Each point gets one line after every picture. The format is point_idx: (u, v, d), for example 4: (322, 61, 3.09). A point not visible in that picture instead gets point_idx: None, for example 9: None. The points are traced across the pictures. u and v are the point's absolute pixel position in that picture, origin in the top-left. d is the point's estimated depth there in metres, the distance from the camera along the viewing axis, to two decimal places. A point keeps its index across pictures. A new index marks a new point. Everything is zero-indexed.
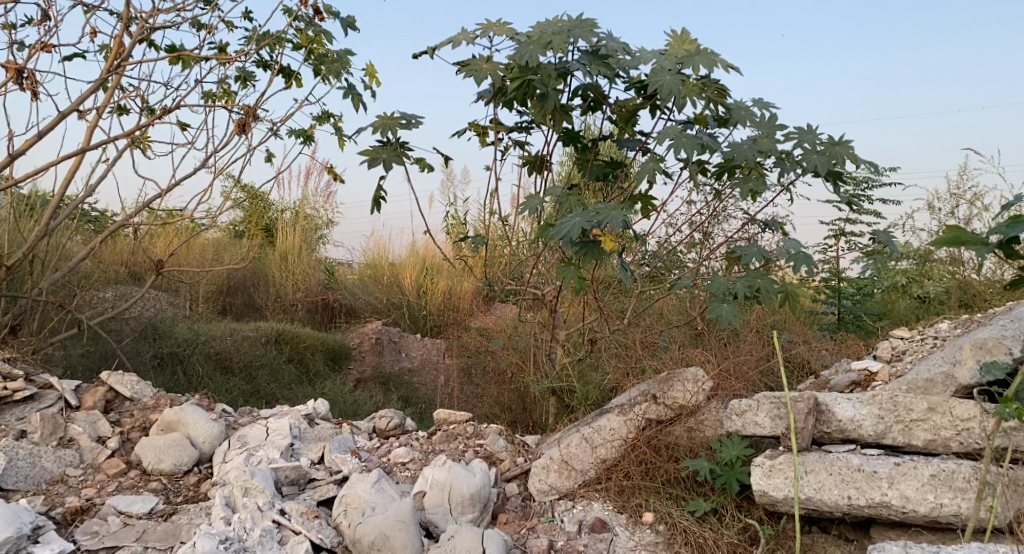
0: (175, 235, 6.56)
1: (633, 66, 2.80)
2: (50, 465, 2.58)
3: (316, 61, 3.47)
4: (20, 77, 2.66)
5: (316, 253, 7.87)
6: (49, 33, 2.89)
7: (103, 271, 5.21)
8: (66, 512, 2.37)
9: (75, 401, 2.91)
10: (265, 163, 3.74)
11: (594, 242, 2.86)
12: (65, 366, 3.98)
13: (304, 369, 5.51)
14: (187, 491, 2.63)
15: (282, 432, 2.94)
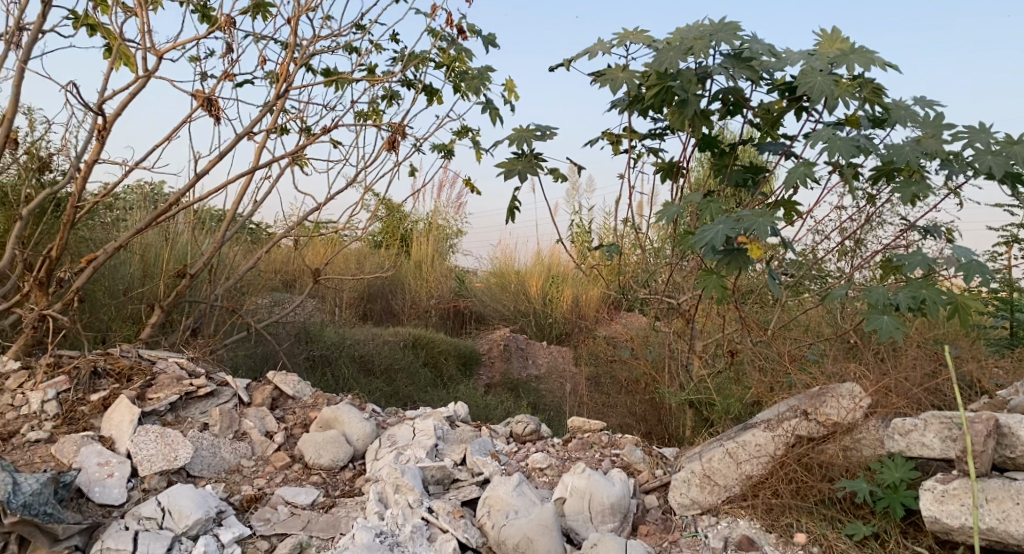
0: (324, 247, 7.06)
1: (779, 68, 2.71)
2: (228, 455, 2.81)
3: (455, 78, 3.62)
4: (208, 105, 2.96)
5: (448, 262, 8.15)
6: (231, 63, 3.19)
7: (263, 279, 5.68)
8: (242, 500, 2.60)
9: (248, 398, 3.13)
10: (408, 176, 3.92)
11: (738, 250, 2.78)
12: (234, 365, 4.36)
13: (438, 373, 5.72)
14: (344, 486, 2.81)
15: (427, 433, 3.08)
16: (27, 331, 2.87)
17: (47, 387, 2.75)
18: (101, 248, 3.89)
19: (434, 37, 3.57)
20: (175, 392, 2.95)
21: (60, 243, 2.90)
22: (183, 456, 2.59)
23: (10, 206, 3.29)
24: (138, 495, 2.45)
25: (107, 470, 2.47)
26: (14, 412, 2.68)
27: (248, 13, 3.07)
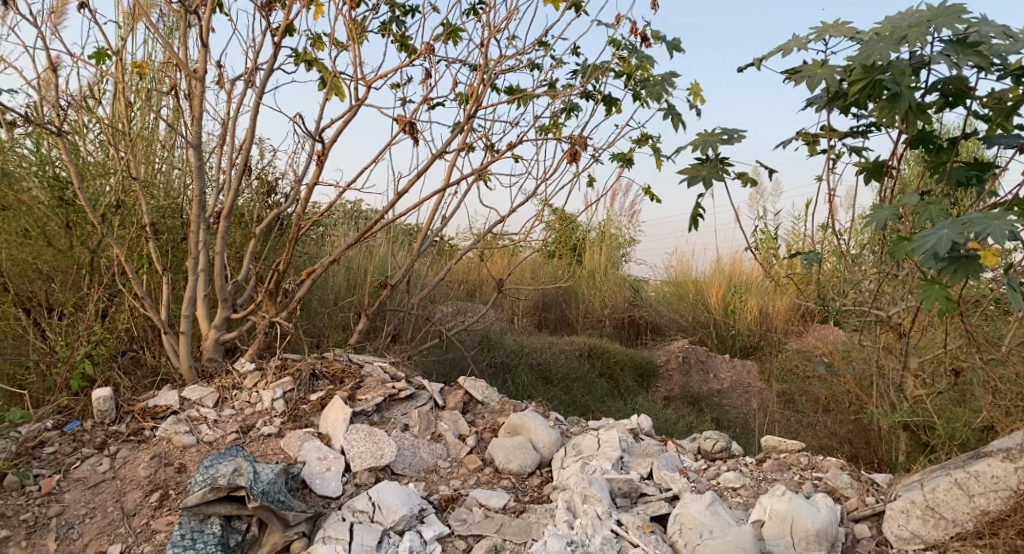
0: (504, 257, 7.26)
1: (1016, 51, 2.39)
2: (426, 455, 2.93)
3: (636, 86, 3.55)
4: (409, 128, 3.12)
5: (624, 272, 8.07)
6: (429, 88, 3.28)
7: (448, 290, 5.95)
8: (441, 499, 2.70)
9: (442, 401, 3.26)
10: (588, 185, 3.82)
11: (966, 257, 2.46)
12: (426, 370, 4.58)
13: (615, 384, 5.66)
14: (532, 492, 2.84)
15: (613, 444, 3.04)
16: (260, 336, 3.19)
17: (276, 386, 3.03)
18: (314, 263, 4.29)
19: (615, 47, 3.48)
20: (379, 395, 3.12)
21: (285, 258, 3.20)
22: (389, 455, 2.76)
23: (245, 226, 3.72)
24: (352, 489, 2.64)
25: (326, 464, 2.68)
26: (251, 408, 2.94)
27: (443, 40, 3.19)
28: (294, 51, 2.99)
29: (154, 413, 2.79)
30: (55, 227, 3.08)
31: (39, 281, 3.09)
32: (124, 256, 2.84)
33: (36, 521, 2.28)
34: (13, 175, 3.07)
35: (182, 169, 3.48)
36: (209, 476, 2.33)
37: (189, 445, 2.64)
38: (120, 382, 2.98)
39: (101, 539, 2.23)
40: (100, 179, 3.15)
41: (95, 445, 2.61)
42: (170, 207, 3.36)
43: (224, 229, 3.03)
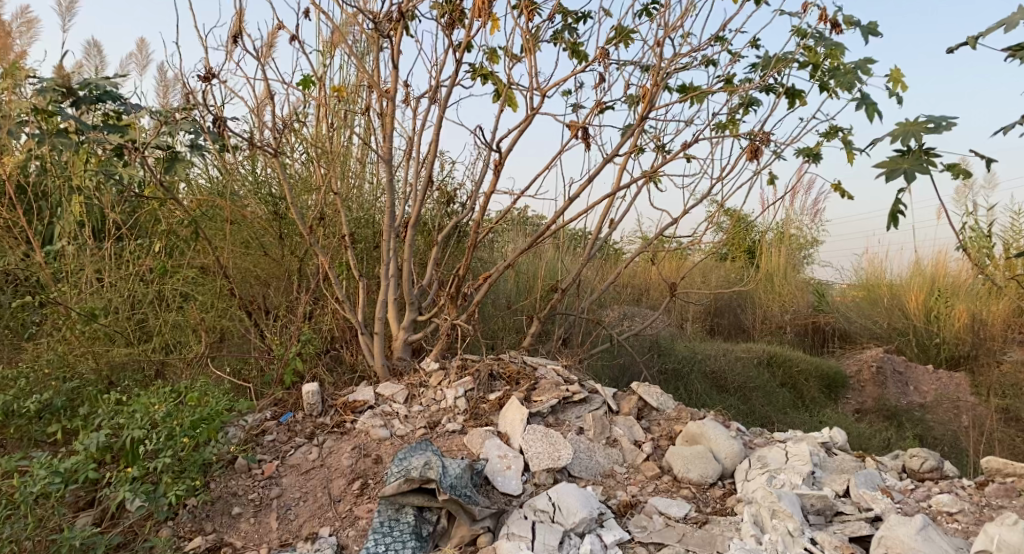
0: (674, 260, 7.07)
1: None
2: (602, 459, 2.92)
3: (823, 76, 3.32)
4: (579, 134, 2.97)
5: (805, 274, 7.56)
6: (603, 92, 3.15)
7: (618, 294, 5.89)
8: (619, 504, 2.67)
9: (616, 406, 3.23)
10: (767, 184, 3.62)
11: None
12: (597, 374, 4.56)
13: (799, 395, 5.32)
14: (715, 503, 2.75)
15: (803, 458, 2.86)
16: (443, 337, 3.35)
17: (458, 384, 3.16)
18: (489, 268, 4.42)
19: (801, 37, 3.28)
20: (555, 397, 3.16)
21: (465, 263, 3.33)
22: (566, 456, 2.79)
23: (428, 234, 3.92)
24: (532, 488, 2.69)
25: (506, 462, 2.75)
26: (436, 405, 3.09)
27: (615, 44, 3.15)
28: (472, 64, 2.98)
29: (353, 407, 3.03)
30: (272, 238, 3.47)
31: (258, 286, 3.46)
32: (327, 264, 3.10)
33: (260, 500, 2.54)
34: (238, 194, 3.50)
35: (373, 182, 3.75)
36: (403, 468, 2.48)
37: (383, 438, 2.83)
38: (323, 378, 3.26)
39: (313, 521, 2.45)
40: (307, 194, 3.51)
41: (306, 434, 2.88)
42: (364, 218, 3.63)
43: (412, 237, 3.20)
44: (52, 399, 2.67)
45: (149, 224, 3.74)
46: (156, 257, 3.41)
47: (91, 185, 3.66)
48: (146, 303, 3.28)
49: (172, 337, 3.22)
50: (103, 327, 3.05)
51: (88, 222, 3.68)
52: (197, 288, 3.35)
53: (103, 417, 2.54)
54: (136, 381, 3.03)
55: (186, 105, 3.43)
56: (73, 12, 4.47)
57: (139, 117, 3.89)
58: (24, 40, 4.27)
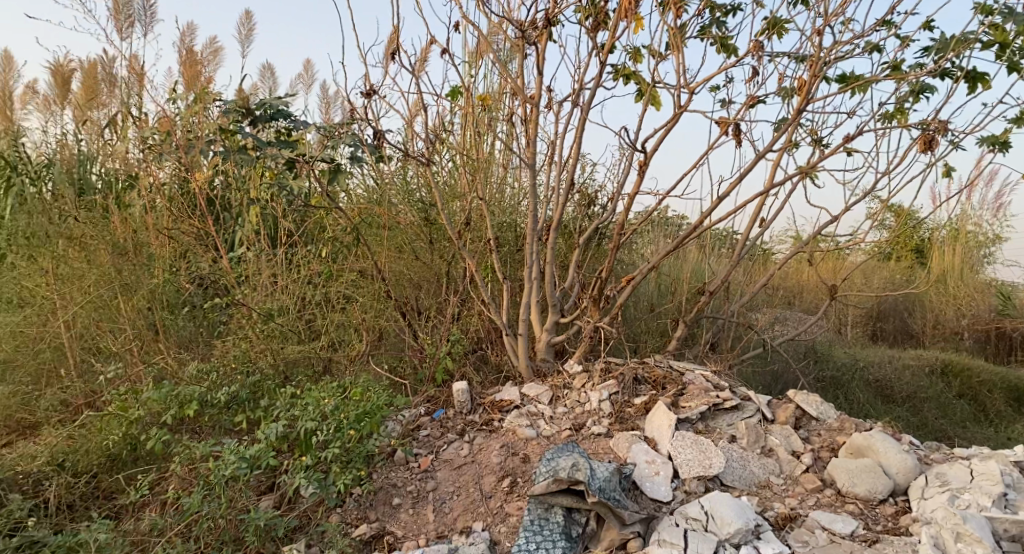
0: (831, 261, 6.63)
1: None
2: (757, 469, 2.79)
3: (1013, 56, 2.99)
4: (729, 130, 2.85)
5: (985, 275, 6.84)
6: (756, 86, 3.01)
7: (768, 297, 5.61)
8: (777, 516, 2.55)
9: (771, 415, 3.08)
10: (944, 177, 3.31)
11: None
12: (748, 381, 4.36)
13: (981, 409, 4.83)
14: (886, 522, 2.55)
15: (991, 478, 2.59)
16: (585, 339, 3.33)
17: (602, 388, 3.14)
18: (631, 270, 4.36)
19: (984, 14, 2.97)
20: (704, 403, 3.06)
21: (608, 265, 3.29)
22: (717, 464, 2.69)
23: (570, 237, 3.93)
24: (682, 495, 2.62)
25: (655, 468, 2.70)
26: (581, 407, 3.09)
27: (767, 36, 3.00)
28: (614, 64, 2.95)
29: (501, 406, 3.10)
30: (422, 244, 3.63)
31: (411, 288, 3.62)
32: (474, 267, 3.17)
33: (418, 493, 2.66)
34: (392, 202, 3.69)
35: (516, 186, 3.81)
36: (551, 469, 2.50)
37: (530, 438, 2.87)
38: (472, 378, 3.35)
39: (466, 515, 2.54)
40: (456, 201, 3.64)
41: (457, 431, 2.98)
42: (508, 222, 3.70)
43: (554, 240, 3.20)
44: (238, 391, 2.94)
45: (315, 231, 4.04)
46: (322, 262, 3.67)
47: (266, 196, 4.00)
48: (313, 305, 3.53)
49: (337, 336, 3.44)
50: (278, 326, 3.32)
51: (263, 230, 4.02)
52: (357, 291, 3.57)
53: (280, 409, 2.77)
54: (308, 375, 3.26)
55: (347, 120, 3.67)
56: (250, 39, 4.92)
57: (305, 132, 4.21)
58: (211, 67, 4.75)
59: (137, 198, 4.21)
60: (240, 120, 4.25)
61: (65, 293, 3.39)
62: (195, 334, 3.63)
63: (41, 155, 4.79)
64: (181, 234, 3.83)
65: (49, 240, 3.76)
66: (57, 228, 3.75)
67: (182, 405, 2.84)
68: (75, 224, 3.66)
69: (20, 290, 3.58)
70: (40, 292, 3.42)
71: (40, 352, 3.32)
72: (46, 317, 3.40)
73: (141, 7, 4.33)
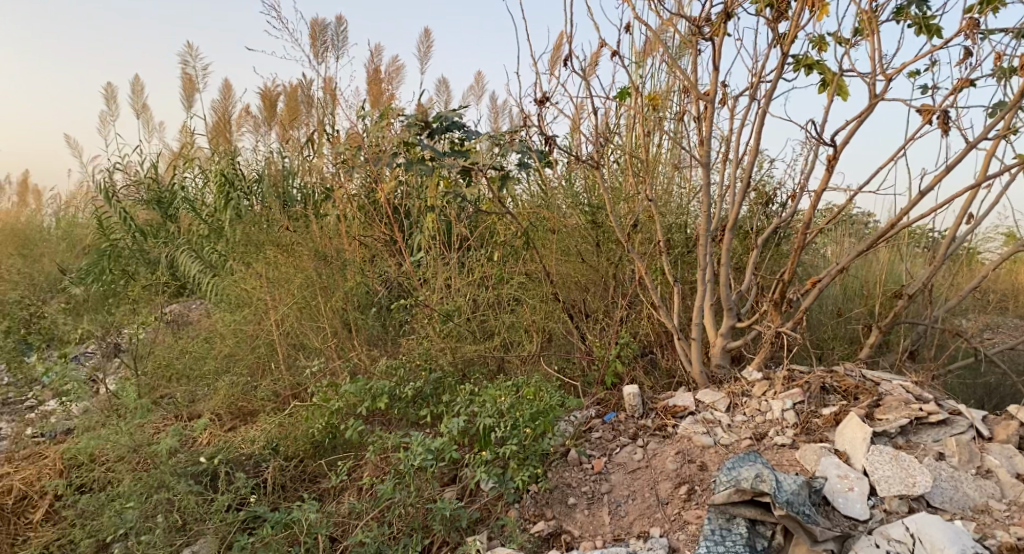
0: None
1: None
2: (972, 493, 2.51)
3: None
4: (935, 118, 2.58)
5: None
6: (967, 68, 2.70)
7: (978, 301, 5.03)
8: (1001, 546, 2.27)
9: (987, 432, 2.75)
10: None
11: None
12: (956, 394, 3.92)
13: None
14: None
15: None
16: (765, 345, 3.16)
17: (785, 397, 2.97)
18: (814, 272, 4.09)
19: None
20: (905, 416, 2.79)
21: (791, 266, 3.06)
22: (923, 484, 2.45)
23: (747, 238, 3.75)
24: (882, 515, 2.42)
25: (848, 484, 2.50)
26: (762, 416, 2.94)
27: (978, 11, 2.69)
28: (796, 55, 2.77)
29: (674, 412, 3.02)
30: (589, 246, 3.60)
31: (579, 291, 3.62)
32: (643, 270, 3.07)
33: (592, 494, 2.67)
34: (560, 207, 3.74)
35: (688, 187, 3.71)
36: (732, 479, 2.39)
37: (708, 446, 2.79)
38: (644, 382, 3.30)
39: (643, 520, 2.51)
40: (623, 202, 3.58)
41: (629, 435, 2.94)
42: (679, 224, 3.61)
43: (729, 241, 3.03)
44: (422, 387, 3.14)
45: (487, 236, 4.17)
46: (494, 265, 3.79)
47: (441, 203, 4.20)
48: (486, 306, 3.65)
49: (509, 337, 3.53)
50: (456, 326, 3.48)
51: (439, 236, 4.22)
52: (526, 293, 3.65)
53: (460, 405, 2.91)
54: (484, 373, 3.37)
55: (518, 127, 3.77)
56: (429, 55, 5.21)
57: (478, 141, 4.38)
58: (394, 84, 5.09)
59: (332, 209, 4.60)
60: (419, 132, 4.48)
61: (277, 293, 3.78)
62: (382, 332, 3.88)
63: (253, 172, 5.37)
64: (371, 242, 4.18)
65: (261, 248, 4.24)
66: (270, 239, 4.23)
67: (373, 398, 3.08)
68: (286, 236, 4.17)
69: (240, 292, 4.05)
70: (255, 294, 3.84)
71: (257, 346, 3.75)
72: (261, 315, 3.82)
73: (334, 34, 4.73)
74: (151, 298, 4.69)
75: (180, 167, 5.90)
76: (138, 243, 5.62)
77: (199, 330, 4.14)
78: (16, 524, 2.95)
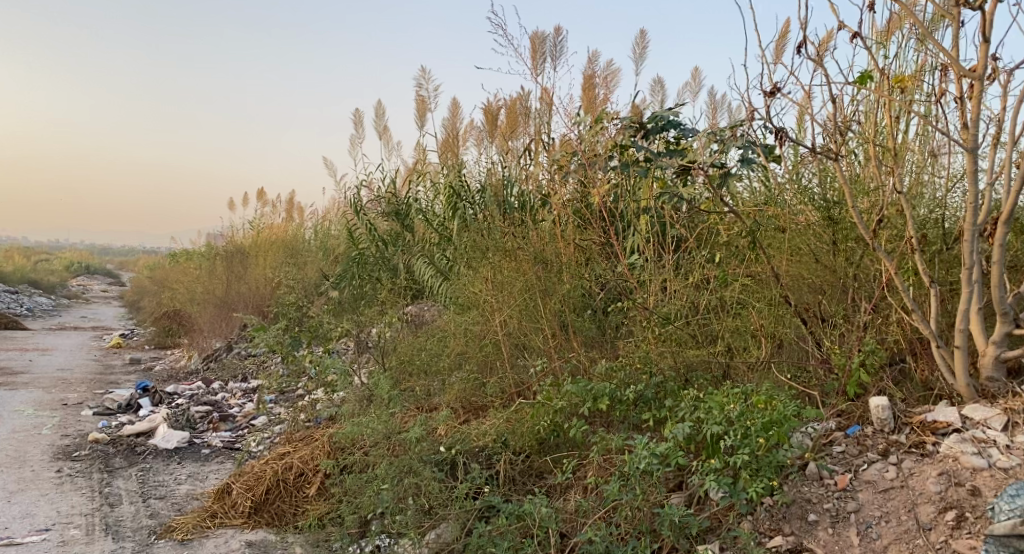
0: None
1: None
2: None
3: None
4: None
5: None
6: None
7: None
8: None
9: None
10: None
11: None
12: None
13: None
14: None
15: None
16: None
17: None
18: None
19: None
20: None
21: None
22: None
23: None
24: None
25: None
26: None
27: None
28: None
29: (934, 428, 2.69)
30: (824, 246, 3.27)
31: (812, 293, 3.29)
32: (894, 270, 2.73)
33: (837, 512, 2.48)
34: (788, 203, 3.50)
35: (944, 176, 3.29)
36: (1016, 508, 2.11)
37: (981, 469, 2.43)
38: (894, 394, 2.99)
39: (900, 545, 2.31)
40: (866, 196, 3.26)
41: (879, 451, 2.69)
42: (935, 219, 3.22)
43: (1003, 237, 2.64)
44: (645, 391, 3.15)
45: (708, 237, 4.02)
46: (717, 267, 3.63)
47: (654, 205, 4.17)
48: (708, 310, 3.52)
49: (734, 342, 3.35)
50: (676, 330, 3.36)
51: (655, 238, 4.16)
52: (752, 297, 3.43)
53: (686, 411, 2.85)
54: (707, 379, 3.26)
55: (742, 122, 3.58)
56: (644, 57, 5.17)
57: (696, 140, 4.26)
58: (609, 89, 5.11)
59: (549, 215, 4.72)
60: (635, 134, 4.50)
61: (502, 296, 3.94)
62: (599, 334, 3.95)
63: (477, 182, 5.69)
64: (588, 244, 4.20)
65: (484, 253, 4.49)
66: (492, 243, 4.45)
67: (596, 399, 3.15)
68: (508, 240, 4.23)
69: (468, 295, 4.26)
70: (482, 296, 4.02)
71: (485, 345, 3.98)
72: (487, 317, 4.00)
73: (551, 44, 4.87)
74: (394, 301, 5.19)
75: (414, 181, 6.43)
76: (381, 252, 6.23)
77: (434, 329, 4.50)
78: (296, 498, 3.38)
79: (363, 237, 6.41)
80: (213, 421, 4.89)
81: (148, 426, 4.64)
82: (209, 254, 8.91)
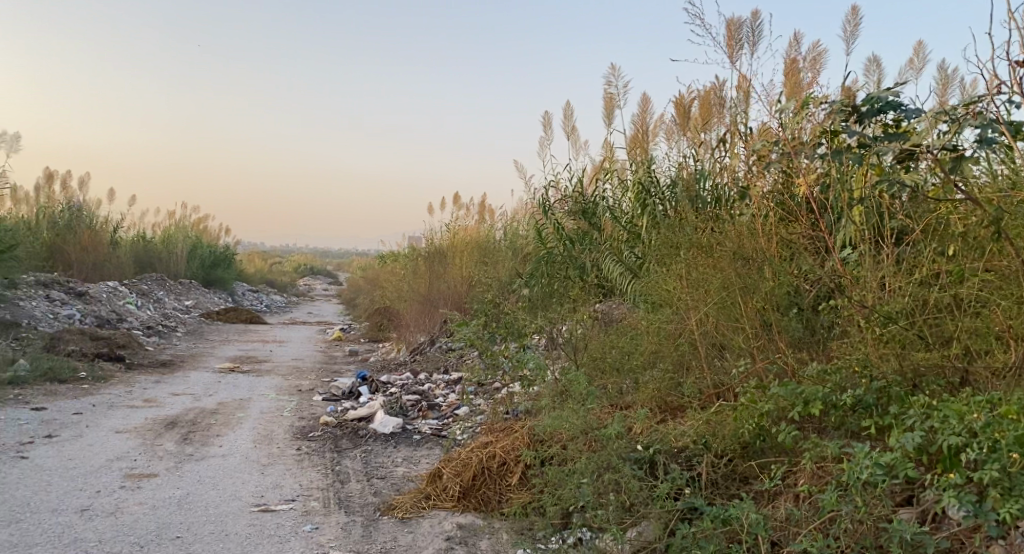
0: None
1: None
2: None
3: None
4: None
5: None
6: None
7: None
8: None
9: None
10: None
11: None
12: None
13: None
14: None
15: None
16: None
17: None
18: None
19: None
20: None
21: None
22: None
23: None
24: None
25: None
26: None
27: None
28: None
29: None
30: None
31: None
32: None
33: None
34: None
35: None
36: None
37: None
38: None
39: None
40: None
41: None
42: None
43: None
44: (865, 396, 2.93)
45: (937, 229, 3.61)
46: (950, 262, 3.25)
47: (870, 194, 3.83)
48: (939, 309, 3.17)
49: (974, 345, 2.98)
50: (900, 329, 3.04)
51: (872, 231, 3.82)
52: (995, 294, 3.02)
53: (915, 418, 2.60)
54: (942, 386, 2.93)
55: (979, 98, 3.19)
56: (856, 34, 4.78)
57: (921, 121, 3.85)
58: (815, 72, 4.78)
59: (747, 209, 4.52)
60: (847, 119, 4.14)
61: (698, 294, 3.82)
62: (807, 334, 3.71)
63: (667, 177, 5.57)
64: (793, 239, 3.95)
65: (677, 249, 4.40)
66: (685, 237, 4.35)
67: (807, 403, 2.99)
68: (706, 236, 4.12)
69: (661, 293, 4.17)
70: (677, 295, 3.92)
71: (679, 344, 3.88)
72: (682, 316, 3.89)
73: (749, 29, 4.66)
74: (586, 298, 5.25)
75: (602, 179, 6.44)
76: (569, 250, 6.29)
77: (626, 327, 4.48)
78: (499, 486, 3.53)
79: (552, 236, 6.53)
80: (422, 410, 5.24)
81: (368, 411, 5.08)
82: (412, 255, 9.56)
